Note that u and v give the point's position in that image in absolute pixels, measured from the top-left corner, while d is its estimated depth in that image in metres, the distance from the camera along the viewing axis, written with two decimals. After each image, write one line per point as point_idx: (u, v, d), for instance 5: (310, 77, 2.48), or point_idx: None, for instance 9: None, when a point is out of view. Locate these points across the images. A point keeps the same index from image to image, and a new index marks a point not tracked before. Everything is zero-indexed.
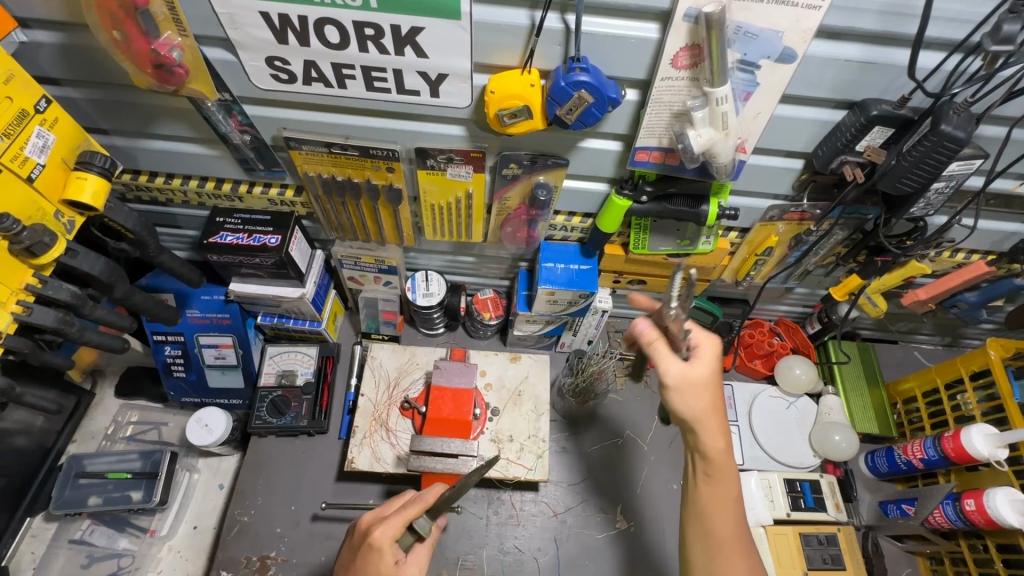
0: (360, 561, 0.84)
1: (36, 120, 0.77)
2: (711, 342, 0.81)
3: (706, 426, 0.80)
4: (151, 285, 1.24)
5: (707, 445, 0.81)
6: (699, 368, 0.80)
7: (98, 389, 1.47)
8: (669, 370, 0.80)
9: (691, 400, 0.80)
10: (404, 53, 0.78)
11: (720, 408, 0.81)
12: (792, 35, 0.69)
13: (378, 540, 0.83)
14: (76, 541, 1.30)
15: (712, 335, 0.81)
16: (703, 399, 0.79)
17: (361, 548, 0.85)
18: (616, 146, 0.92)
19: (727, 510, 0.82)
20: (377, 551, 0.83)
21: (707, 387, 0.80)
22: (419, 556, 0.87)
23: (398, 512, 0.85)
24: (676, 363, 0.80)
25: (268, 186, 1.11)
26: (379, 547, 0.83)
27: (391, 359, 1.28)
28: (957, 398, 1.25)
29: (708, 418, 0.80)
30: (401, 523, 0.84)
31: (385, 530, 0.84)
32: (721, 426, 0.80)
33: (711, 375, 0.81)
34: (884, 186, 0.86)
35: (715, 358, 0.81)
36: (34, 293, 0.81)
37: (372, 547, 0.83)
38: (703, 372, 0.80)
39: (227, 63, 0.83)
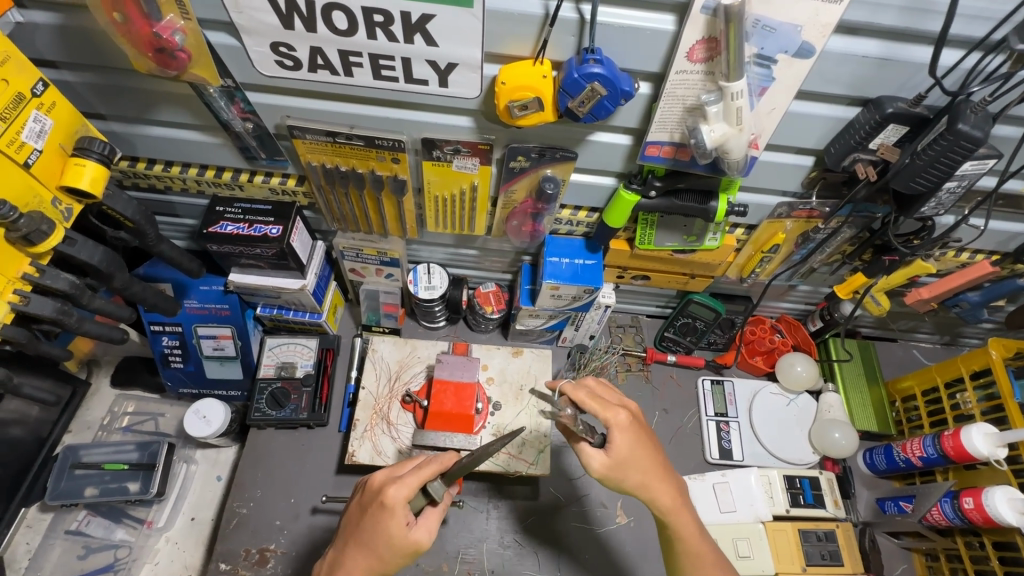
0: (371, 519, 0.85)
1: (33, 104, 0.74)
2: (620, 416, 0.84)
3: (651, 489, 0.86)
4: (149, 274, 1.22)
5: (658, 502, 0.87)
6: (617, 452, 0.83)
7: (94, 379, 1.45)
8: (597, 459, 0.83)
9: (626, 474, 0.85)
10: (414, 41, 0.76)
11: (655, 471, 0.86)
12: (812, 30, 0.68)
13: (392, 499, 0.83)
14: (72, 532, 1.29)
15: (623, 413, 0.83)
16: (638, 473, 0.84)
17: (373, 506, 0.85)
18: (626, 140, 0.91)
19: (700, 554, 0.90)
20: (390, 510, 0.83)
21: (639, 461, 0.84)
22: (430, 520, 0.87)
23: (413, 472, 0.85)
24: (598, 457, 0.84)
25: (269, 175, 1.09)
26: (391, 506, 0.83)
27: (393, 352, 1.27)
28: (956, 397, 1.26)
29: (653, 480, 0.85)
30: (415, 483, 0.84)
31: (399, 491, 0.83)
32: (659, 480, 0.86)
33: (632, 445, 0.84)
34: (897, 185, 0.85)
35: (631, 434, 0.83)
36: (32, 282, 0.78)
37: (386, 507, 0.83)
38: (626, 453, 0.83)
39: (230, 48, 0.80)
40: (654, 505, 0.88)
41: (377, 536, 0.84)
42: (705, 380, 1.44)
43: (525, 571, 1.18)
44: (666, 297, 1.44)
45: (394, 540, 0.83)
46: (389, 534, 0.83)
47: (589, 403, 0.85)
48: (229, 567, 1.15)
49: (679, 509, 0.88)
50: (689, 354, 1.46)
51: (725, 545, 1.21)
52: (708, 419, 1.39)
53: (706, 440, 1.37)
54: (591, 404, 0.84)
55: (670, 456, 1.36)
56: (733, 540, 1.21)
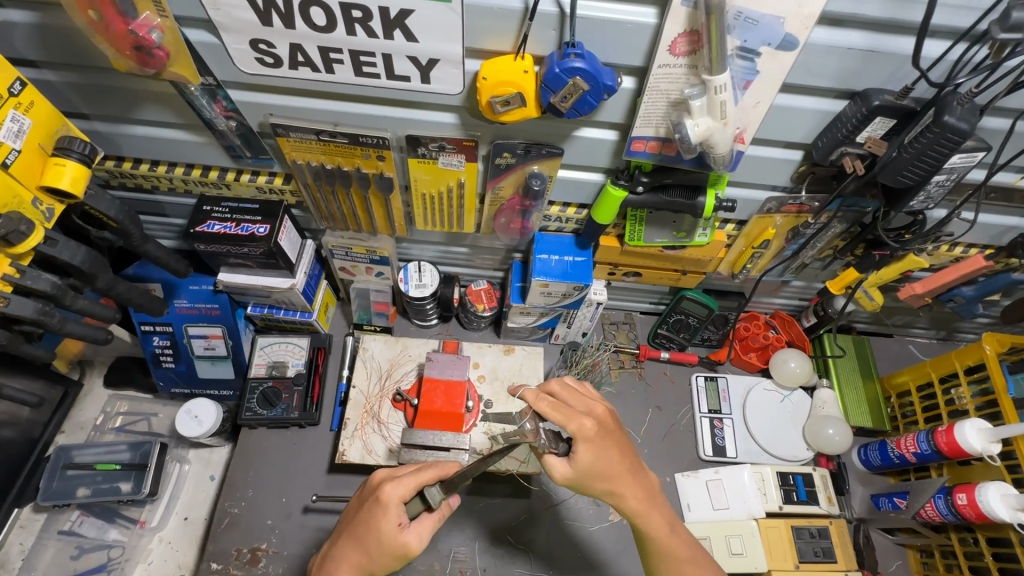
0: (365, 515, 0.85)
1: (10, 104, 0.74)
2: (585, 426, 0.80)
3: (619, 490, 0.84)
4: (138, 274, 1.22)
5: (627, 503, 0.86)
6: (582, 461, 0.81)
7: (87, 380, 1.45)
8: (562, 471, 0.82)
9: (593, 483, 0.83)
10: (393, 37, 0.76)
11: (624, 476, 0.84)
12: (795, 21, 0.67)
13: (387, 496, 0.83)
14: (66, 532, 1.29)
15: (587, 424, 0.80)
16: (604, 480, 0.83)
17: (369, 502, 0.86)
18: (612, 136, 0.90)
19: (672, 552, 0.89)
20: (383, 507, 0.83)
21: (605, 470, 0.82)
22: (422, 525, 0.85)
23: (412, 473, 0.86)
24: (563, 467, 0.82)
25: (256, 173, 1.08)
26: (386, 503, 0.83)
27: (383, 350, 1.26)
28: (950, 392, 1.25)
29: (620, 485, 0.84)
30: (412, 484, 0.84)
31: (395, 488, 0.84)
32: (627, 484, 0.84)
33: (597, 455, 0.81)
34: (885, 178, 0.84)
35: (594, 445, 0.80)
36: (12, 283, 0.78)
37: (380, 503, 0.83)
38: (589, 463, 0.81)
39: (210, 46, 0.80)
40: (622, 506, 0.87)
41: (369, 532, 0.84)
42: (698, 377, 1.43)
43: (517, 569, 1.17)
44: (659, 293, 1.43)
45: (385, 540, 0.83)
46: (381, 532, 0.83)
47: (551, 412, 0.81)
48: (221, 566, 1.15)
49: (648, 509, 0.87)
50: (683, 351, 1.45)
51: (717, 542, 1.21)
52: (701, 416, 1.38)
53: (699, 437, 1.36)
54: (554, 415, 0.80)
55: (663, 453, 1.36)
56: (726, 538, 1.20)
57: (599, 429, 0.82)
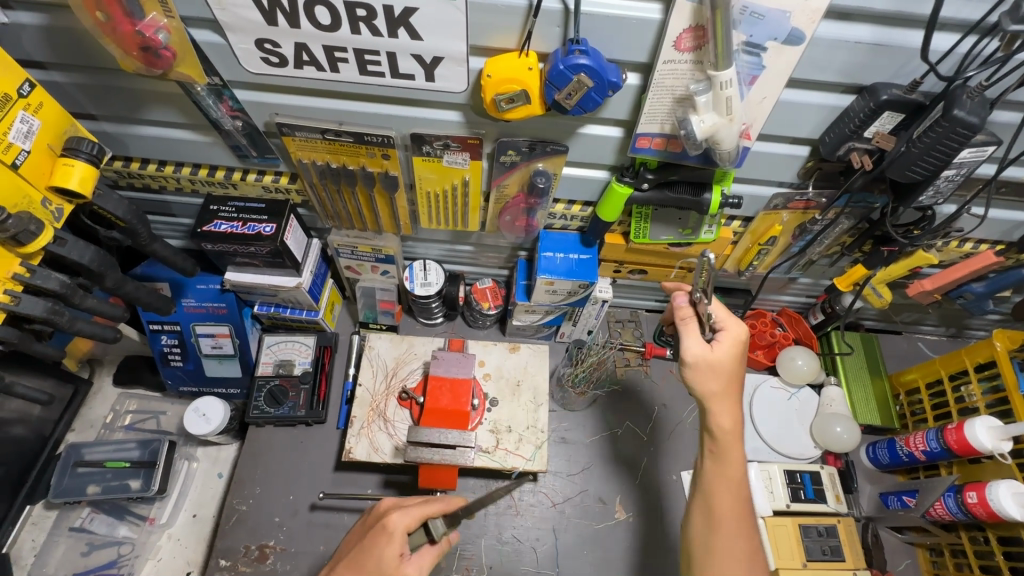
0: (368, 543, 0.85)
1: (20, 104, 0.75)
2: (738, 331, 0.86)
3: (716, 403, 0.85)
4: (146, 273, 1.23)
5: (720, 425, 0.85)
6: (719, 353, 0.85)
7: (97, 378, 1.47)
8: (689, 346, 0.85)
9: (706, 380, 0.85)
10: (397, 35, 0.76)
11: (733, 391, 0.85)
12: (801, 16, 0.66)
13: (393, 524, 0.84)
14: (76, 529, 1.31)
15: (745, 328, 0.85)
16: (719, 381, 0.84)
17: (374, 529, 0.86)
18: (617, 132, 0.90)
19: (738, 503, 0.84)
20: (389, 534, 0.84)
21: (727, 372, 0.85)
22: (423, 558, 0.84)
23: (418, 504, 0.87)
24: (695, 343, 0.86)
25: (262, 173, 1.09)
26: (391, 531, 0.84)
27: (389, 349, 1.26)
28: (960, 390, 1.24)
29: (723, 398, 0.85)
30: (418, 515, 0.86)
31: (402, 516, 0.85)
32: (736, 405, 0.86)
33: (732, 358, 0.85)
34: (893, 173, 0.84)
35: (738, 348, 0.85)
36: (22, 283, 0.79)
37: (385, 528, 0.84)
38: (723, 357, 0.85)
39: (215, 46, 0.80)
40: (709, 424, 0.86)
41: (371, 561, 0.83)
42: None
43: (523, 568, 1.18)
44: (664, 291, 1.43)
45: (386, 569, 0.82)
46: (382, 560, 0.82)
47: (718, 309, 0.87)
48: (229, 563, 1.16)
49: (736, 437, 0.86)
50: None
51: None
52: None
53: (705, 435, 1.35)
54: (696, 292, 0.86)
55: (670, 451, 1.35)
56: None
57: (746, 343, 0.86)
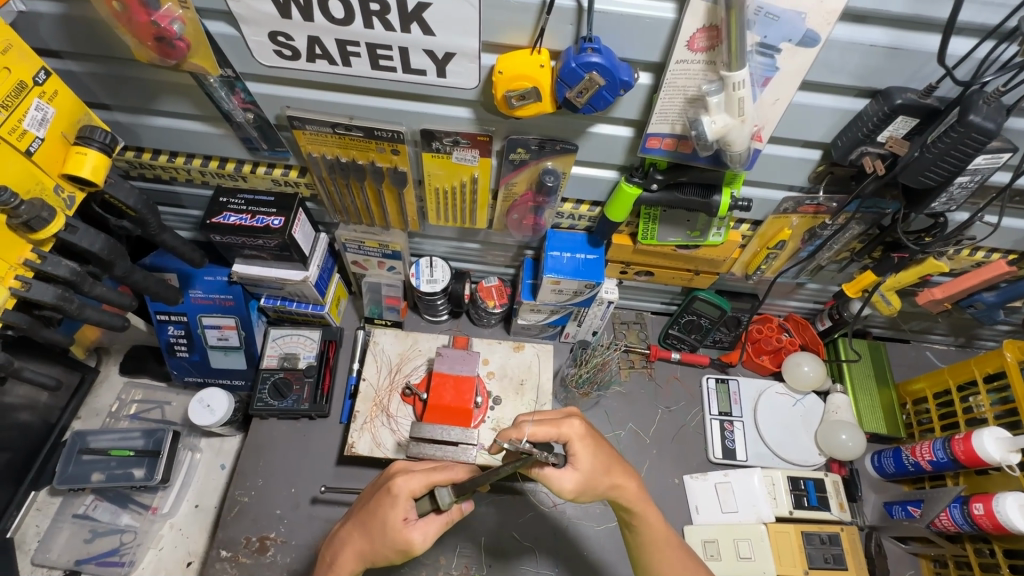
0: (375, 504, 0.86)
1: (35, 92, 0.76)
2: (577, 429, 0.86)
3: (619, 478, 0.88)
4: (155, 264, 1.24)
5: (627, 495, 0.89)
6: (583, 463, 0.85)
7: (103, 366, 1.48)
8: (567, 485, 0.84)
9: (596, 485, 0.86)
10: (411, 30, 0.76)
11: (617, 469, 0.88)
12: (817, 17, 0.66)
13: (397, 489, 0.85)
14: (80, 515, 1.32)
15: (577, 422, 0.86)
16: (604, 477, 0.86)
17: (379, 493, 0.87)
18: (627, 132, 0.90)
19: (664, 551, 0.92)
20: (393, 499, 0.84)
21: (604, 462, 0.87)
22: (428, 524, 0.85)
23: (424, 470, 0.87)
24: (569, 477, 0.84)
25: (271, 166, 1.09)
26: (395, 496, 0.85)
27: (394, 344, 1.26)
28: (968, 400, 1.22)
29: (618, 478, 0.87)
30: (424, 481, 0.86)
31: (406, 482, 0.85)
32: (623, 474, 0.89)
33: (590, 453, 0.86)
34: (905, 179, 0.83)
35: (590, 441, 0.86)
36: (33, 268, 0.80)
37: (389, 494, 0.85)
38: (590, 462, 0.85)
39: (229, 38, 0.81)
40: (621, 500, 0.89)
41: (377, 521, 0.85)
42: (709, 378, 1.41)
43: (522, 566, 1.17)
44: (670, 293, 1.42)
45: (391, 533, 0.84)
46: (386, 523, 0.84)
47: (541, 431, 0.85)
48: (230, 554, 1.17)
49: (644, 499, 0.91)
50: (694, 352, 1.44)
51: (725, 544, 1.19)
52: (711, 418, 1.37)
53: (709, 439, 1.34)
54: (543, 429, 0.85)
55: (672, 455, 1.34)
56: (734, 541, 1.19)
57: (587, 425, 0.88)
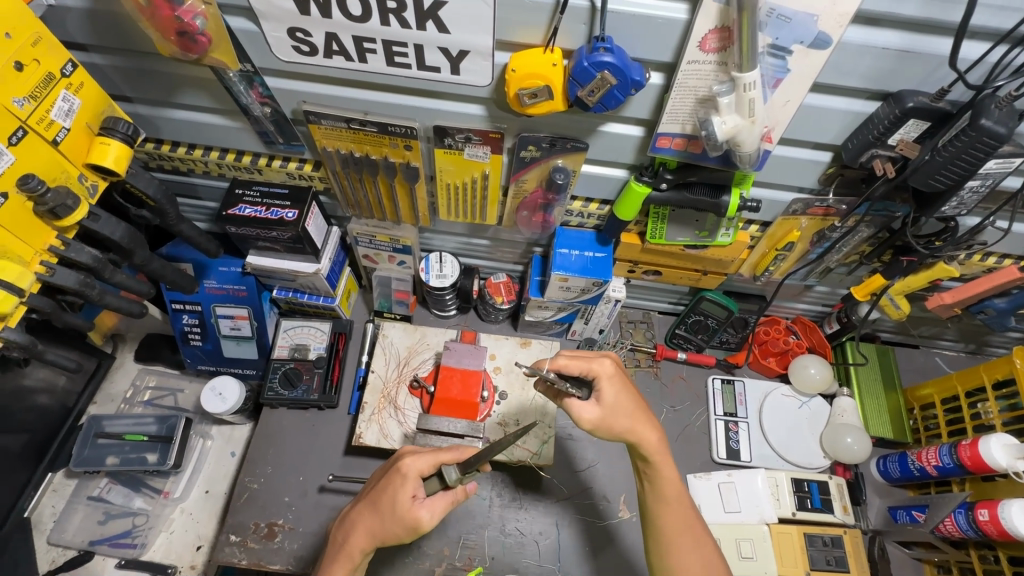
0: (384, 484, 0.89)
1: (62, 84, 0.78)
2: (607, 368, 0.89)
3: (640, 428, 0.89)
4: (171, 254, 1.26)
5: (647, 443, 0.90)
6: (606, 398, 0.88)
7: (119, 353, 1.51)
8: (585, 415, 0.88)
9: (616, 423, 0.88)
10: (426, 28, 0.77)
11: (641, 415, 0.89)
12: (829, 20, 0.66)
13: (406, 468, 0.88)
14: (94, 498, 1.35)
15: (608, 361, 0.89)
16: (625, 418, 0.88)
17: (389, 474, 0.90)
18: (637, 132, 0.91)
19: (674, 507, 0.92)
20: (402, 478, 0.87)
21: (627, 405, 0.89)
22: (436, 502, 0.87)
23: (432, 451, 0.90)
24: (590, 408, 0.88)
25: (287, 160, 1.12)
26: (405, 475, 0.88)
27: (403, 337, 1.28)
28: (977, 407, 1.22)
29: (639, 425, 0.88)
30: (433, 461, 0.89)
31: (414, 461, 0.88)
32: (646, 422, 0.89)
33: (615, 392, 0.88)
34: (915, 182, 0.83)
35: (618, 381, 0.88)
36: (57, 254, 0.82)
37: (400, 471, 0.87)
38: (613, 401, 0.88)
39: (249, 33, 0.83)
40: (639, 447, 0.90)
41: (387, 501, 0.87)
42: (715, 379, 1.42)
43: (525, 559, 1.19)
44: (678, 293, 1.43)
45: (400, 511, 0.86)
46: (395, 501, 0.86)
47: (572, 364, 0.89)
48: (238, 539, 1.19)
49: (663, 453, 0.91)
50: (700, 352, 1.44)
51: (727, 544, 1.19)
52: (716, 418, 1.37)
53: (714, 438, 1.35)
54: (576, 363, 0.89)
55: (676, 454, 1.35)
56: (736, 541, 1.20)
57: (618, 368, 0.90)
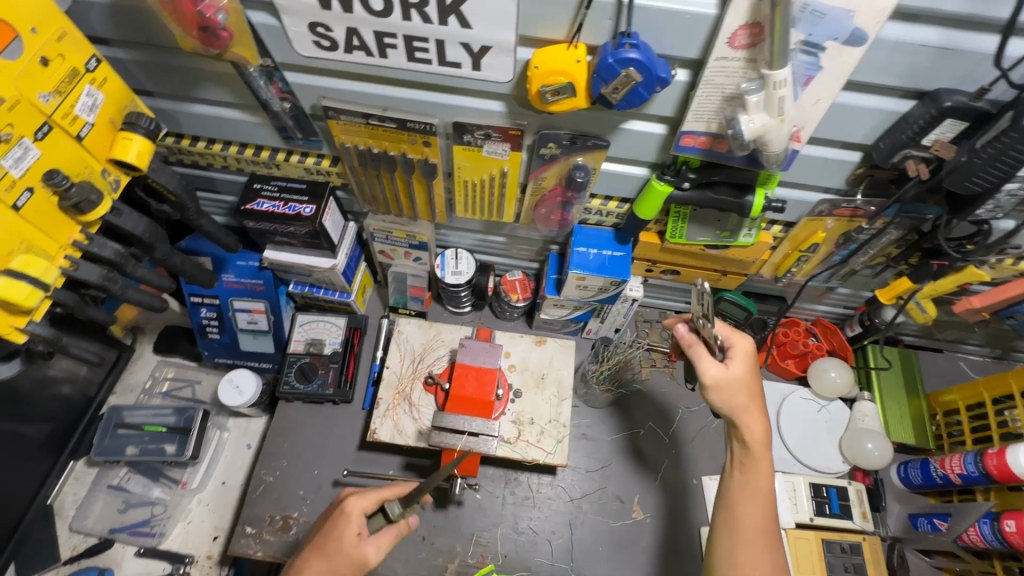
0: (330, 527, 0.88)
1: (86, 79, 0.78)
2: (745, 346, 0.90)
3: (746, 414, 0.88)
4: (190, 248, 1.28)
5: (750, 431, 0.88)
6: (735, 368, 0.89)
7: (138, 345, 1.53)
8: (709, 371, 0.89)
9: (730, 395, 0.88)
10: (448, 23, 0.76)
11: (757, 402, 0.89)
12: (866, 15, 0.64)
13: (350, 507, 0.89)
14: (114, 487, 1.38)
15: (750, 336, 0.91)
16: (742, 394, 0.88)
17: (333, 517, 0.90)
18: (660, 130, 0.89)
19: (759, 508, 0.86)
20: (346, 517, 0.88)
21: (745, 390, 0.88)
22: (382, 538, 0.88)
23: (375, 490, 0.92)
24: (715, 367, 0.89)
25: (305, 155, 1.11)
26: (349, 513, 0.88)
27: (418, 334, 1.28)
28: (1004, 414, 1.18)
29: (750, 406, 0.88)
30: (376, 498, 0.90)
31: (357, 500, 0.89)
32: (758, 411, 0.88)
33: (747, 372, 0.89)
34: (951, 184, 0.80)
35: (750, 360, 0.89)
36: (81, 249, 0.83)
37: (343, 514, 0.88)
38: (739, 374, 0.88)
39: (270, 28, 0.82)
40: (743, 430, 0.88)
41: (331, 543, 0.86)
42: None
43: (538, 557, 1.19)
44: None
45: (346, 546, 0.85)
46: (341, 541, 0.86)
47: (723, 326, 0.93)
48: (254, 531, 1.20)
49: (766, 448, 0.88)
50: None
51: None
52: None
53: None
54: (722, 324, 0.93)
55: (691, 456, 1.32)
56: None
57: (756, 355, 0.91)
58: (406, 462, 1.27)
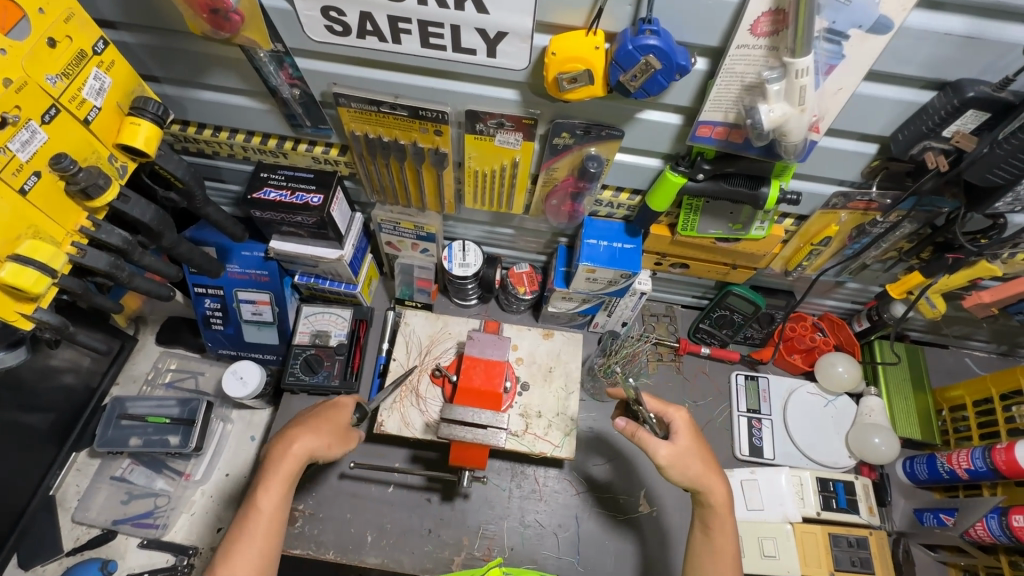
0: (327, 410, 0.97)
1: (94, 61, 0.77)
2: (682, 419, 0.97)
3: (706, 482, 0.93)
4: (195, 237, 1.26)
5: (713, 496, 0.93)
6: (681, 442, 0.95)
7: (141, 335, 1.52)
8: (660, 451, 0.93)
9: (686, 467, 0.94)
10: (464, 8, 0.75)
11: (711, 469, 0.94)
12: (892, 3, 0.63)
13: (347, 399, 1.01)
14: (117, 478, 1.36)
15: (683, 411, 0.97)
16: (696, 464, 0.93)
17: (326, 405, 0.98)
18: (676, 120, 0.88)
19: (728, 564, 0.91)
20: (344, 405, 0.99)
21: (692, 460, 0.94)
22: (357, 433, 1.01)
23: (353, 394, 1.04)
24: (664, 445, 0.94)
25: (313, 143, 1.10)
26: (344, 403, 1.00)
27: (424, 326, 1.27)
28: (1011, 410, 1.18)
29: (706, 476, 0.93)
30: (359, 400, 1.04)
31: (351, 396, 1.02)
32: (714, 476, 0.94)
33: (691, 444, 0.95)
34: (971, 176, 0.80)
35: (692, 430, 0.95)
36: (88, 236, 0.82)
37: (340, 402, 0.99)
38: (686, 446, 0.94)
39: (281, 12, 0.81)
40: (706, 498, 0.93)
41: (331, 420, 0.95)
42: (739, 375, 1.39)
43: (544, 550, 1.18)
44: (703, 287, 1.40)
45: (344, 427, 0.97)
46: (340, 420, 0.96)
47: (652, 402, 0.99)
48: None
49: (727, 507, 0.94)
50: (724, 347, 1.42)
51: (749, 543, 1.19)
52: (739, 414, 1.35)
53: (736, 435, 1.33)
54: (654, 402, 0.99)
55: None
56: (759, 539, 1.18)
57: (692, 423, 0.97)
58: (413, 455, 1.26)
